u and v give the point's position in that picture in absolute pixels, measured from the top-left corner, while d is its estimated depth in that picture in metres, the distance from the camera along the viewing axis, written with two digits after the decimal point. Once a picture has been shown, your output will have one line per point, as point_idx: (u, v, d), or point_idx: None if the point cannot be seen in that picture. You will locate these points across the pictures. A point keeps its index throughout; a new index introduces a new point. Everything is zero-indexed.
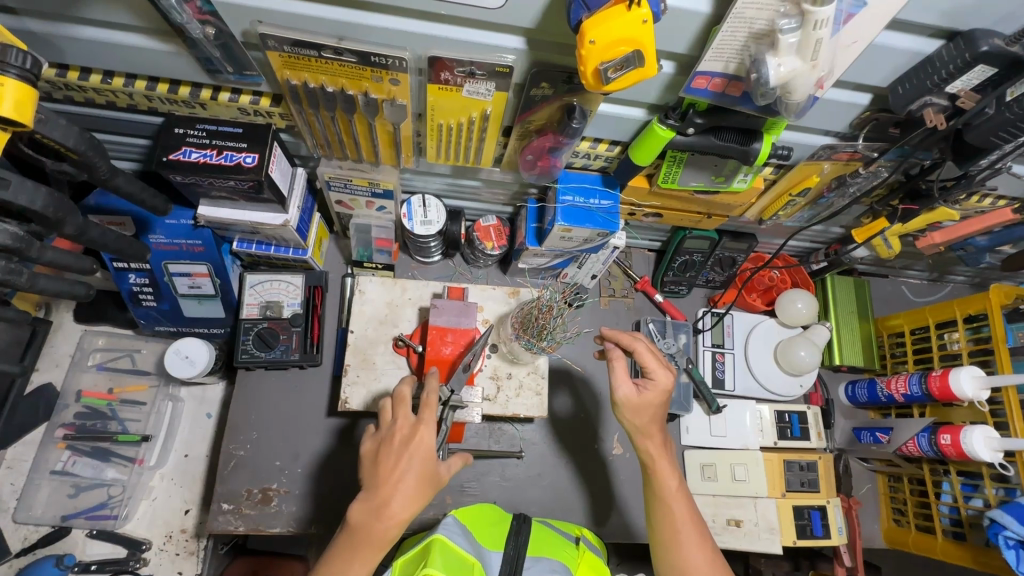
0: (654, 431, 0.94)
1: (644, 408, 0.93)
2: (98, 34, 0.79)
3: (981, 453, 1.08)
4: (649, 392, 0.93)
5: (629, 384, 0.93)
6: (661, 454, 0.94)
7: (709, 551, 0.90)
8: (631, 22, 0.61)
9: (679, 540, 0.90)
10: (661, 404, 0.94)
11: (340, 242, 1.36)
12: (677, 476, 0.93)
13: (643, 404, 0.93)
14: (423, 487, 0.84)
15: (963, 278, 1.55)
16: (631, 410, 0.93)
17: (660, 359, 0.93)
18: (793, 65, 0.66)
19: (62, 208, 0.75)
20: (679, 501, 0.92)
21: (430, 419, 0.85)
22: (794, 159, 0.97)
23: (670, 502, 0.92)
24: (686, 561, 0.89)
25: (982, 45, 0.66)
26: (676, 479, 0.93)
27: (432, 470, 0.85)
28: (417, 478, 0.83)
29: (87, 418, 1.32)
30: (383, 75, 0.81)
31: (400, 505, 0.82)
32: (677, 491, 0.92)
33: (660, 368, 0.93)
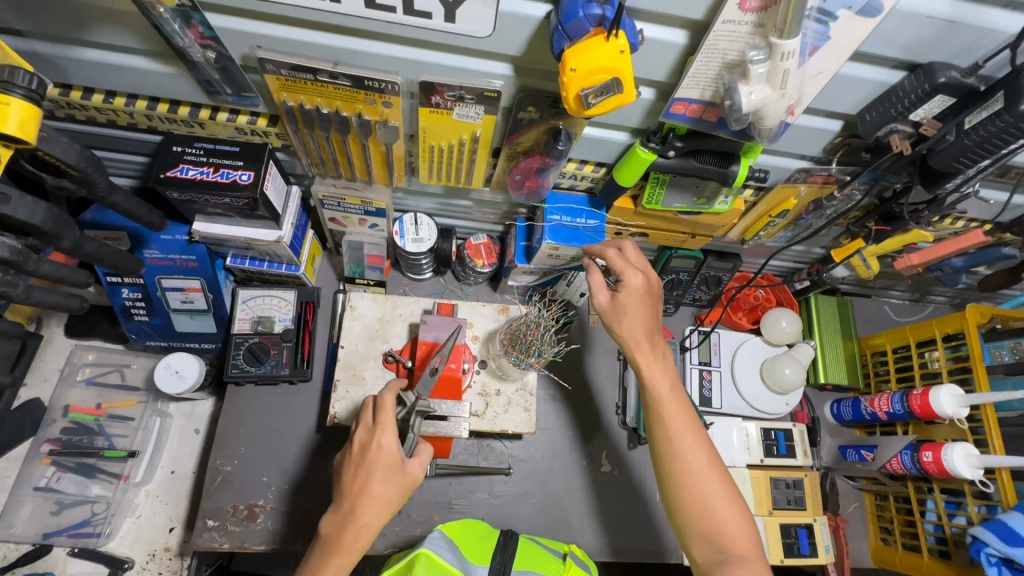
0: (640, 330, 0.90)
1: (622, 309, 0.90)
2: (101, 56, 0.82)
3: (962, 470, 1.10)
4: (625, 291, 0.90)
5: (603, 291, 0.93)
6: (651, 355, 0.90)
7: (707, 453, 0.87)
8: (609, 52, 0.65)
9: (674, 445, 0.86)
10: (641, 306, 0.90)
11: (333, 258, 1.38)
12: (667, 374, 0.90)
13: (620, 308, 0.90)
14: (390, 493, 0.85)
15: (944, 298, 1.59)
16: (612, 316, 0.91)
17: (625, 260, 0.91)
18: (763, 93, 0.70)
19: (60, 222, 0.77)
20: (673, 403, 0.88)
21: (385, 424, 0.86)
22: (773, 181, 1.01)
23: (662, 405, 0.88)
24: (687, 464, 0.85)
25: (940, 77, 0.71)
26: (664, 379, 0.89)
27: (397, 474, 0.86)
28: (380, 485, 0.85)
29: (73, 433, 1.31)
30: (376, 98, 0.84)
31: (365, 512, 0.84)
32: (670, 393, 0.89)
33: (626, 270, 0.91)
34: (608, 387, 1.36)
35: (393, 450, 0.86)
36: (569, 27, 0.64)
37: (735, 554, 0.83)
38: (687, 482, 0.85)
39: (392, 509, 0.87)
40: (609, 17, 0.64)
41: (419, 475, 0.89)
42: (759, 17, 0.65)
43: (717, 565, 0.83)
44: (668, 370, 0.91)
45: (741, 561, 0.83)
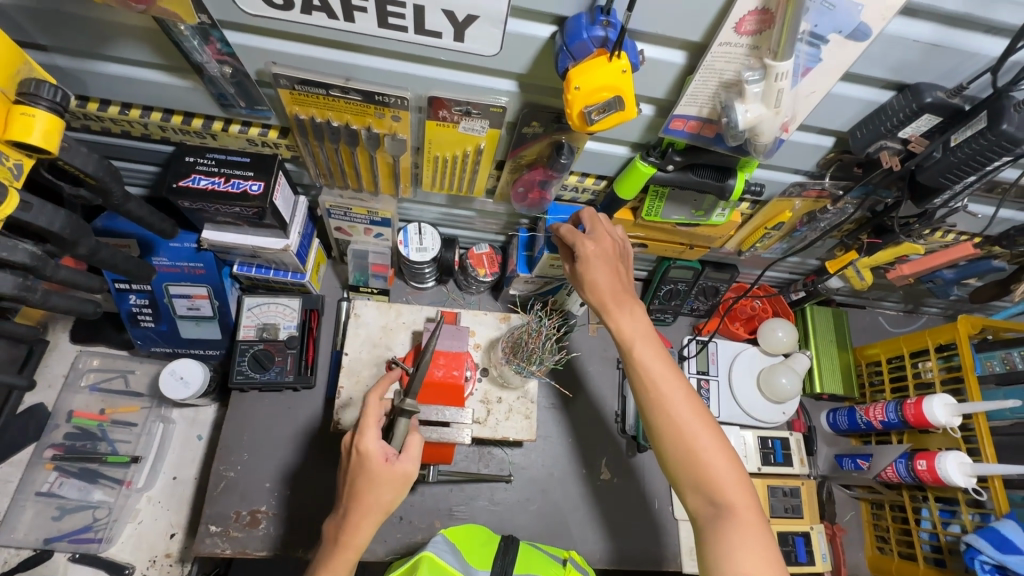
0: (607, 293, 0.92)
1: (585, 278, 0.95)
2: (120, 70, 0.85)
3: (955, 478, 1.12)
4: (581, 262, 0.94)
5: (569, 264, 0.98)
6: (622, 313, 0.91)
7: (692, 404, 0.86)
8: (611, 72, 0.68)
9: (654, 399, 0.87)
10: (594, 274, 0.93)
11: (337, 267, 1.40)
12: (641, 329, 0.90)
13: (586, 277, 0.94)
14: (377, 494, 0.86)
15: (936, 310, 1.62)
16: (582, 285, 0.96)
17: (571, 232, 0.94)
18: (758, 111, 0.73)
19: (78, 229, 0.79)
20: (648, 358, 0.89)
21: (366, 427, 0.88)
22: (768, 195, 1.05)
23: (639, 360, 0.89)
24: (670, 416, 0.86)
25: (927, 97, 0.74)
26: (637, 334, 0.90)
27: (379, 476, 0.86)
28: (364, 487, 0.86)
29: (76, 438, 1.32)
30: (384, 112, 0.87)
31: (356, 514, 0.87)
32: (644, 347, 0.89)
33: (575, 241, 0.94)
34: (607, 395, 1.38)
35: (375, 452, 0.86)
36: (574, 47, 0.67)
37: (727, 505, 0.82)
38: (671, 434, 0.85)
39: (386, 509, 0.88)
40: (612, 39, 0.66)
41: (408, 470, 0.88)
42: (753, 40, 0.69)
43: (713, 516, 0.82)
44: (643, 327, 0.91)
45: (733, 511, 0.81)
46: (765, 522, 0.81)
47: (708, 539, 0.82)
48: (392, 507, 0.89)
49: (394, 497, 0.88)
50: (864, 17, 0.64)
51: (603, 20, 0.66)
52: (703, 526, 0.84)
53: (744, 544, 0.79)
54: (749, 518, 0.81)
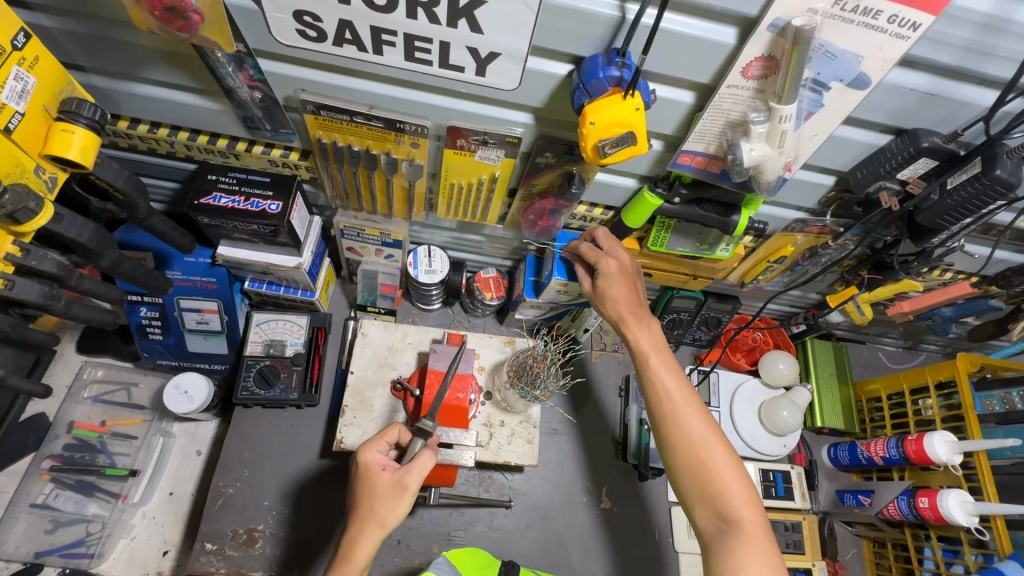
0: (627, 308, 0.95)
1: (605, 296, 0.98)
2: (154, 91, 0.89)
3: (957, 516, 1.12)
4: (601, 281, 0.97)
5: (586, 281, 1.01)
6: (642, 328, 0.94)
7: (706, 419, 0.88)
8: (625, 109, 0.72)
9: (673, 415, 0.88)
10: (620, 287, 0.96)
11: (345, 286, 1.42)
12: (662, 347, 0.93)
13: (606, 294, 0.97)
14: (374, 506, 0.86)
15: (936, 347, 1.63)
16: (600, 301, 0.98)
17: (594, 251, 0.97)
18: (763, 150, 0.77)
19: (104, 241, 0.82)
20: (668, 376, 0.91)
21: (374, 441, 0.93)
22: (771, 230, 1.08)
23: (655, 373, 0.91)
24: (684, 430, 0.87)
25: (924, 141, 0.77)
26: (655, 351, 0.93)
27: (376, 487, 0.88)
28: (362, 493, 0.88)
29: (75, 450, 1.31)
30: (404, 139, 0.91)
31: (354, 525, 0.87)
32: (659, 361, 0.92)
33: (598, 260, 0.97)
34: (609, 423, 1.38)
35: (374, 461, 0.90)
36: (590, 85, 0.71)
37: (736, 521, 0.83)
38: (684, 447, 0.87)
39: (383, 522, 0.86)
40: (627, 79, 0.70)
41: (405, 480, 0.87)
42: (759, 84, 0.72)
43: (719, 533, 0.83)
44: (661, 345, 0.93)
45: (742, 527, 0.82)
46: (773, 542, 0.82)
47: (715, 555, 0.82)
48: (391, 521, 0.86)
49: (393, 509, 0.86)
50: (863, 67, 0.68)
51: (619, 62, 0.70)
52: (710, 543, 0.84)
53: (752, 563, 0.79)
54: (758, 538, 0.81)
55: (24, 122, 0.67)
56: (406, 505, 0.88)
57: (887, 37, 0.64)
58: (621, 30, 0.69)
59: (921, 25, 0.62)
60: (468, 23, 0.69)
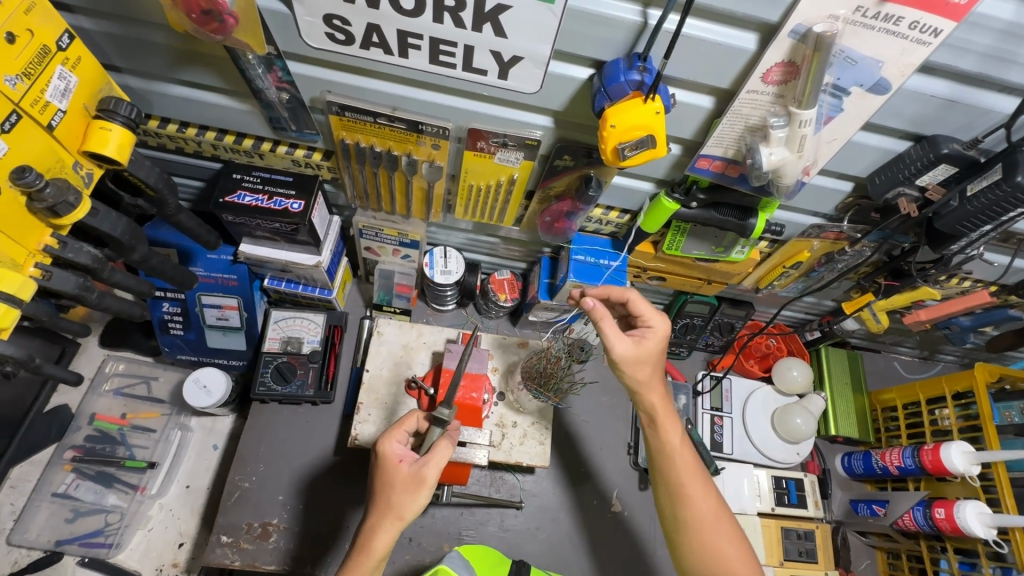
0: (650, 379, 0.94)
1: (646, 358, 0.93)
2: (184, 91, 0.92)
3: (974, 528, 1.11)
4: (650, 341, 0.94)
5: (626, 340, 0.92)
6: (662, 405, 0.95)
7: (715, 498, 0.92)
8: (644, 112, 0.72)
9: (686, 491, 0.91)
10: (660, 352, 0.95)
11: (361, 285, 1.44)
12: (678, 426, 0.95)
13: (646, 356, 0.93)
14: (391, 497, 0.87)
15: (953, 357, 1.61)
16: (631, 365, 0.93)
17: (653, 310, 0.97)
18: (782, 154, 0.77)
19: (136, 236, 0.85)
20: (682, 455, 0.93)
21: (393, 431, 0.94)
22: (787, 235, 1.08)
23: (668, 449, 0.93)
24: (694, 509, 0.91)
25: (944, 148, 0.78)
26: (674, 428, 0.95)
27: (394, 478, 0.88)
28: (380, 483, 0.89)
29: (96, 441, 1.34)
30: (425, 140, 0.92)
31: (372, 517, 0.88)
32: (673, 438, 0.94)
33: (655, 320, 0.96)
34: (620, 426, 1.38)
35: (392, 453, 0.90)
36: (611, 89, 0.72)
37: None
38: (693, 526, 0.90)
39: (400, 515, 0.86)
40: (648, 83, 0.71)
41: (423, 472, 0.88)
42: (779, 89, 0.73)
43: None
44: (677, 420, 0.95)
45: None
46: None
47: None
48: (408, 513, 0.87)
49: (410, 501, 0.87)
50: (884, 73, 0.68)
51: (640, 66, 0.71)
52: None
53: None
54: None
55: (65, 119, 0.70)
56: (424, 497, 0.88)
57: (909, 43, 0.64)
58: (642, 35, 0.70)
59: (942, 32, 0.62)
60: (493, 27, 0.71)
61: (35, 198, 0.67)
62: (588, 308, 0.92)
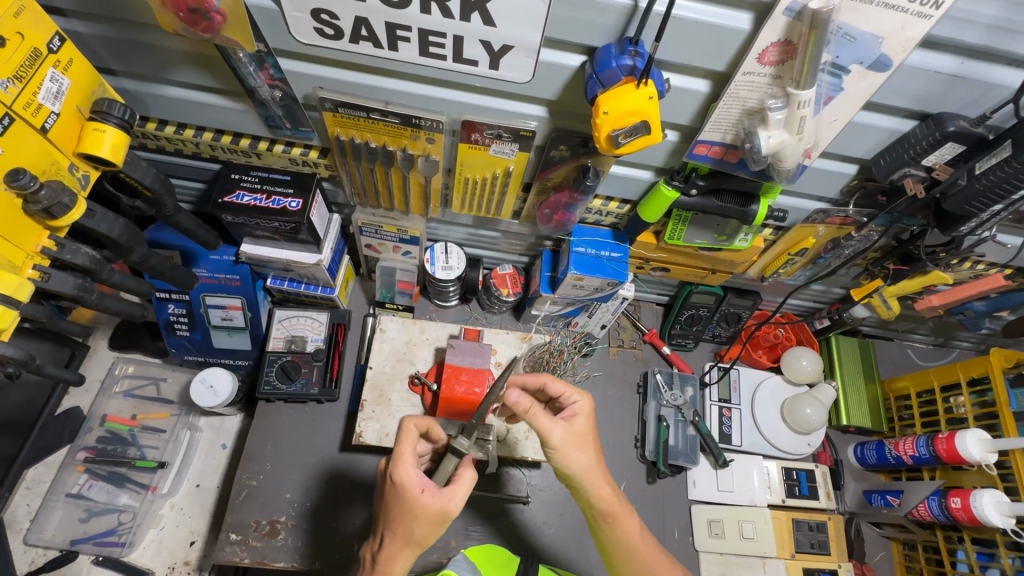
0: (595, 465, 0.87)
1: (581, 438, 0.87)
2: (179, 92, 0.93)
3: (991, 517, 1.07)
4: (580, 420, 0.88)
5: (560, 422, 0.86)
6: (614, 497, 0.88)
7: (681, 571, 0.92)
8: (638, 98, 0.71)
9: None
10: (591, 426, 0.90)
11: (364, 283, 1.45)
12: (633, 512, 0.90)
13: (580, 437, 0.87)
14: (413, 528, 0.83)
15: (968, 344, 1.58)
16: (570, 452, 0.85)
17: (571, 385, 0.91)
18: (781, 137, 0.76)
19: (133, 237, 0.86)
20: (641, 542, 0.90)
21: (411, 452, 0.84)
22: (791, 221, 1.06)
23: (626, 536, 0.89)
24: None
25: (950, 126, 0.75)
26: (629, 516, 0.90)
27: (415, 510, 0.82)
28: (399, 516, 0.83)
29: (107, 442, 1.36)
30: (419, 134, 0.92)
31: (390, 542, 0.85)
32: (628, 523, 0.89)
33: (575, 394, 0.91)
34: (627, 419, 1.37)
35: (413, 485, 0.82)
36: (603, 75, 0.71)
37: None
38: None
39: (421, 543, 0.84)
40: (640, 68, 0.70)
41: (449, 506, 0.83)
42: (776, 70, 0.71)
43: None
44: (630, 507, 0.90)
45: None
46: None
47: None
48: (428, 541, 0.85)
49: (431, 531, 0.84)
50: (884, 49, 0.66)
51: (632, 50, 0.69)
52: None
53: None
54: None
55: (58, 122, 0.71)
56: (444, 528, 0.85)
57: (909, 16, 0.62)
58: (633, 19, 0.69)
59: (944, 3, 0.60)
60: (481, 16, 0.70)
61: (30, 200, 0.68)
62: (514, 401, 0.83)
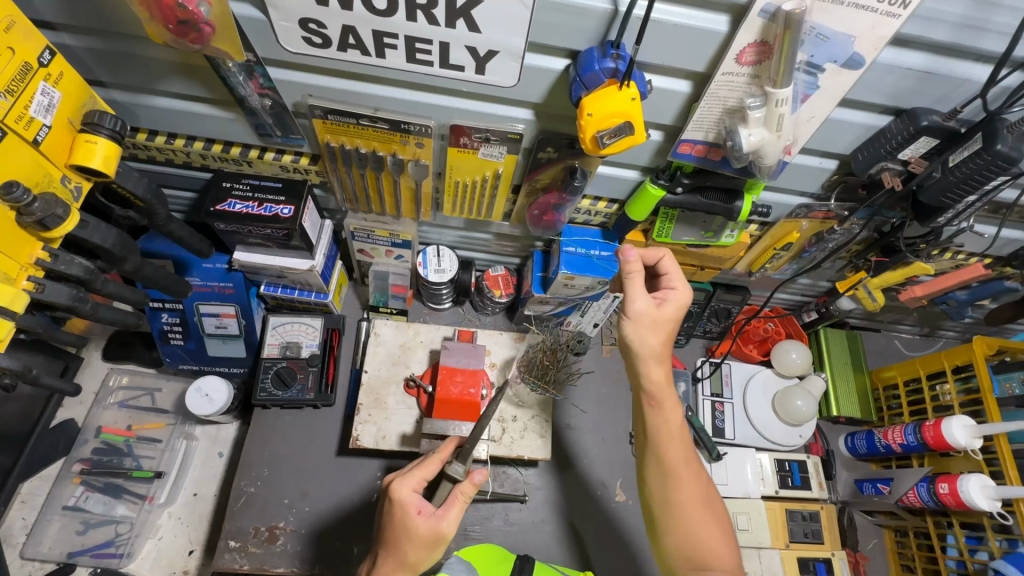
0: (660, 349, 0.87)
1: (660, 322, 0.86)
2: (169, 103, 0.93)
3: (978, 501, 1.10)
4: (668, 306, 0.87)
5: (647, 298, 0.86)
6: (665, 382, 0.89)
7: (703, 475, 0.91)
8: (621, 99, 0.73)
9: (676, 472, 0.88)
10: (674, 320, 0.88)
11: (358, 288, 1.46)
12: (677, 408, 0.90)
13: (662, 321, 0.87)
14: (406, 551, 0.84)
15: (953, 333, 1.61)
16: (644, 327, 0.86)
17: (681, 274, 0.90)
18: (761, 134, 0.78)
19: (127, 247, 0.87)
20: (680, 436, 0.90)
21: (418, 470, 0.88)
22: (776, 216, 1.09)
23: (669, 432, 0.89)
24: (677, 483, 0.88)
25: (923, 121, 0.78)
26: (673, 410, 0.90)
27: (409, 530, 0.85)
28: (395, 536, 0.86)
29: (103, 453, 1.36)
30: (408, 139, 0.93)
31: (384, 563, 0.86)
32: (674, 417, 0.90)
33: (677, 283, 0.89)
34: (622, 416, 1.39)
35: (409, 505, 0.85)
36: (586, 77, 0.73)
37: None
38: (675, 501, 0.88)
39: (414, 567, 0.85)
40: (622, 70, 0.72)
41: (441, 528, 0.84)
42: (754, 69, 0.73)
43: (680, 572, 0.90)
44: (677, 404, 0.91)
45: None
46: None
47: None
48: (422, 566, 0.86)
49: (425, 555, 0.85)
50: (857, 48, 0.68)
51: (614, 53, 0.71)
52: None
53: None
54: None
55: (50, 134, 0.71)
56: (439, 550, 0.86)
57: (879, 16, 0.64)
58: (614, 22, 0.70)
59: (912, 3, 0.62)
60: (466, 22, 0.72)
61: (24, 213, 0.68)
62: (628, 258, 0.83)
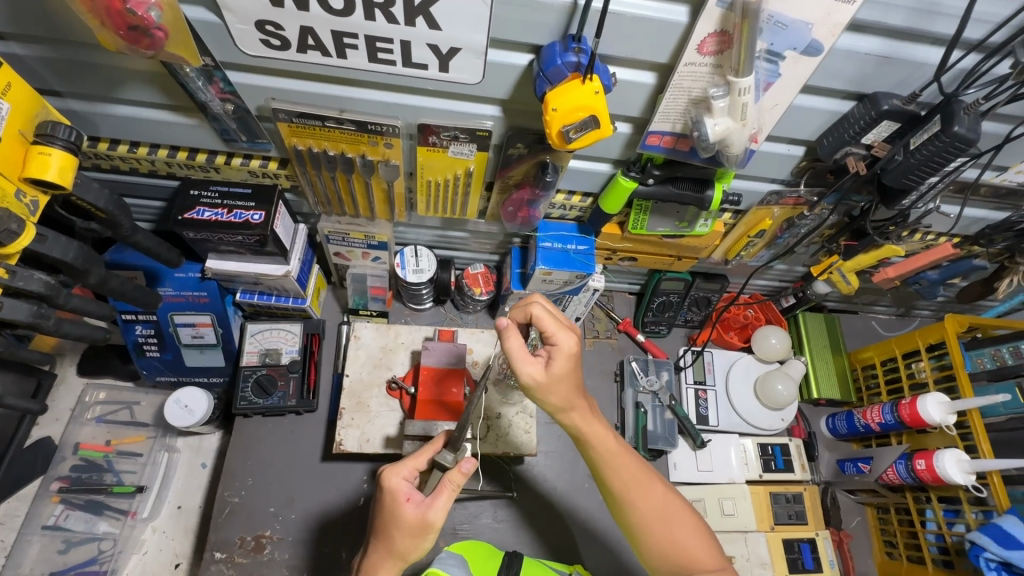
0: (572, 396, 0.83)
1: (560, 379, 0.81)
2: (128, 111, 0.91)
3: (954, 475, 1.12)
4: (559, 361, 0.80)
5: (534, 362, 0.80)
6: (588, 419, 0.87)
7: (661, 486, 0.91)
8: (584, 93, 0.73)
9: (632, 496, 0.89)
10: (573, 369, 0.82)
11: (337, 292, 1.44)
12: (609, 430, 0.90)
13: (558, 378, 0.81)
14: (396, 539, 0.83)
15: (928, 312, 1.64)
16: (544, 391, 0.82)
17: (559, 323, 0.81)
18: (726, 124, 0.78)
19: (90, 260, 0.85)
20: (620, 455, 0.90)
21: (410, 459, 0.87)
22: (747, 205, 1.10)
23: (604, 458, 0.89)
24: (636, 506, 0.89)
25: (883, 105, 0.79)
26: (604, 435, 0.89)
27: (398, 517, 0.83)
28: (386, 524, 0.85)
29: (82, 470, 1.33)
30: (377, 140, 0.92)
31: (375, 552, 0.86)
32: (605, 443, 0.89)
33: (561, 333, 0.81)
34: (607, 407, 1.40)
35: (399, 493, 0.84)
36: (550, 72, 0.72)
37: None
38: (643, 520, 0.89)
39: (403, 556, 0.84)
40: (584, 63, 0.71)
41: (428, 518, 0.82)
42: (716, 59, 0.74)
43: None
44: (607, 427, 0.90)
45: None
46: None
47: None
48: (411, 555, 0.85)
49: (414, 544, 0.84)
50: (815, 35, 0.69)
51: (576, 47, 0.71)
52: None
53: None
54: None
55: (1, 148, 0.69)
56: (429, 539, 0.84)
57: (834, 2, 0.65)
58: (574, 16, 0.70)
59: None
60: (426, 20, 0.71)
61: None
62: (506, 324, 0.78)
